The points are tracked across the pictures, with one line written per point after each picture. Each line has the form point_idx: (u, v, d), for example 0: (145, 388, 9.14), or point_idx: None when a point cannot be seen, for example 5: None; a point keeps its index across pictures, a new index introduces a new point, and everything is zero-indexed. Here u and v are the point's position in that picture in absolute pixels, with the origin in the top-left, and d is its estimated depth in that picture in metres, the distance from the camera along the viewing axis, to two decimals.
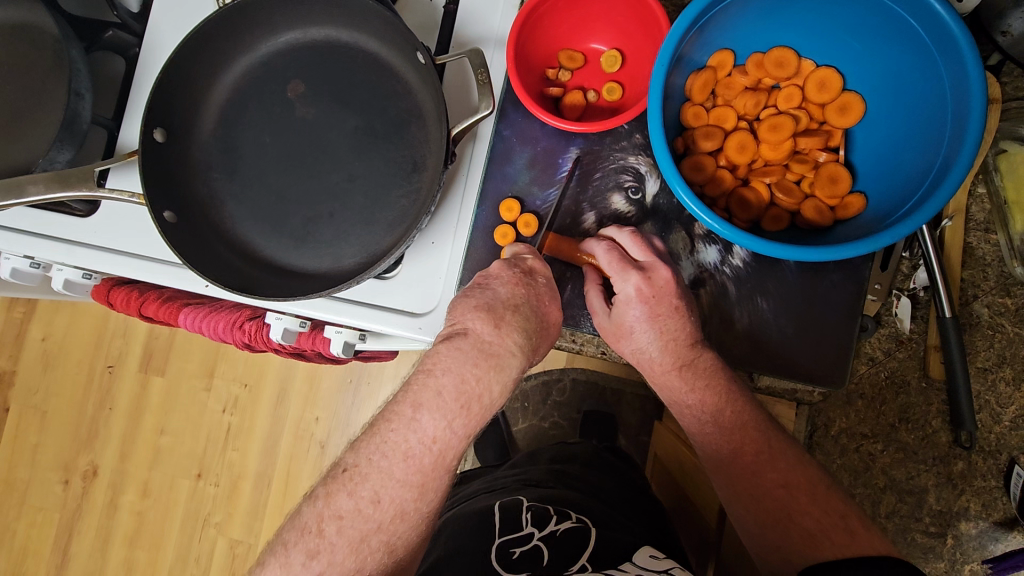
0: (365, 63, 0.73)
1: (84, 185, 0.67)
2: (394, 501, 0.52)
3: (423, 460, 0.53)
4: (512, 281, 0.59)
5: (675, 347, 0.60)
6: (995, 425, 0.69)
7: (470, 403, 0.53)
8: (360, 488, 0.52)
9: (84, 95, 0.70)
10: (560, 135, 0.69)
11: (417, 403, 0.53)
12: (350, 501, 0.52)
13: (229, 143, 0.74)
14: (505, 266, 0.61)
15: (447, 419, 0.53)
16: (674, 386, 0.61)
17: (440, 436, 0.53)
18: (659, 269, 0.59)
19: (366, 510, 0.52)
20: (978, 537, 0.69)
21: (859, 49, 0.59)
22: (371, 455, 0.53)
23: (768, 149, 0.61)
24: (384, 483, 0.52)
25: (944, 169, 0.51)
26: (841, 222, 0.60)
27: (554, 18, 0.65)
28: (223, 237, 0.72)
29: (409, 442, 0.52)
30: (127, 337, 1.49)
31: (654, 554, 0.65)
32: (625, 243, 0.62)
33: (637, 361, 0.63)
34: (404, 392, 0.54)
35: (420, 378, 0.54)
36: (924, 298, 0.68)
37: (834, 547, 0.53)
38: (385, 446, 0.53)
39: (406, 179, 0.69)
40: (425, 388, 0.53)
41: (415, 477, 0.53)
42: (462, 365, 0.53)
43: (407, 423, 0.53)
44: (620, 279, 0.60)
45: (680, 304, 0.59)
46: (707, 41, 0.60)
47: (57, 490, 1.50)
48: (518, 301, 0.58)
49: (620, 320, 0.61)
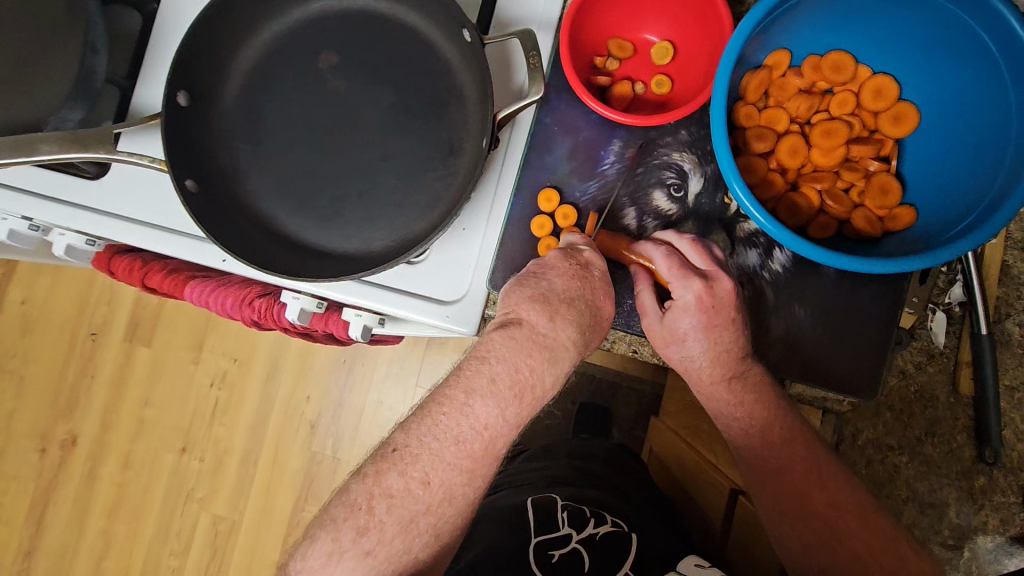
0: (403, 37, 0.69)
1: (100, 146, 0.63)
2: (445, 483, 0.53)
3: (474, 446, 0.53)
4: (569, 273, 0.58)
5: (726, 359, 0.60)
6: (1021, 441, 0.65)
7: (523, 393, 0.54)
8: (412, 468, 0.52)
9: (101, 51, 0.67)
10: (603, 126, 0.68)
11: (470, 388, 0.53)
12: (401, 480, 0.52)
13: (254, 111, 0.70)
14: (562, 256, 0.59)
15: (499, 407, 0.53)
16: (721, 397, 0.61)
17: (492, 423, 0.53)
18: (721, 279, 0.58)
19: (416, 491, 0.52)
20: (1001, 561, 0.63)
21: (920, 58, 0.58)
22: (422, 436, 0.53)
23: (820, 155, 0.60)
24: (434, 466, 0.52)
25: (1006, 188, 0.51)
26: (889, 233, 0.59)
27: (608, 3, 0.63)
28: (245, 210, 0.69)
29: (461, 427, 0.53)
30: (115, 304, 1.44)
31: (699, 563, 0.65)
32: (684, 249, 0.60)
33: (684, 370, 0.63)
34: (456, 376, 0.55)
35: (474, 363, 0.55)
36: (958, 314, 0.69)
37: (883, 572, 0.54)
38: (436, 428, 0.53)
39: (442, 162, 0.67)
40: (479, 375, 0.54)
41: (466, 461, 0.53)
42: (516, 356, 0.54)
43: (460, 408, 0.53)
44: (680, 284, 0.58)
45: (737, 315, 0.59)
46: (768, 40, 0.58)
47: (33, 458, 1.45)
48: (574, 294, 0.57)
49: (674, 326, 0.60)
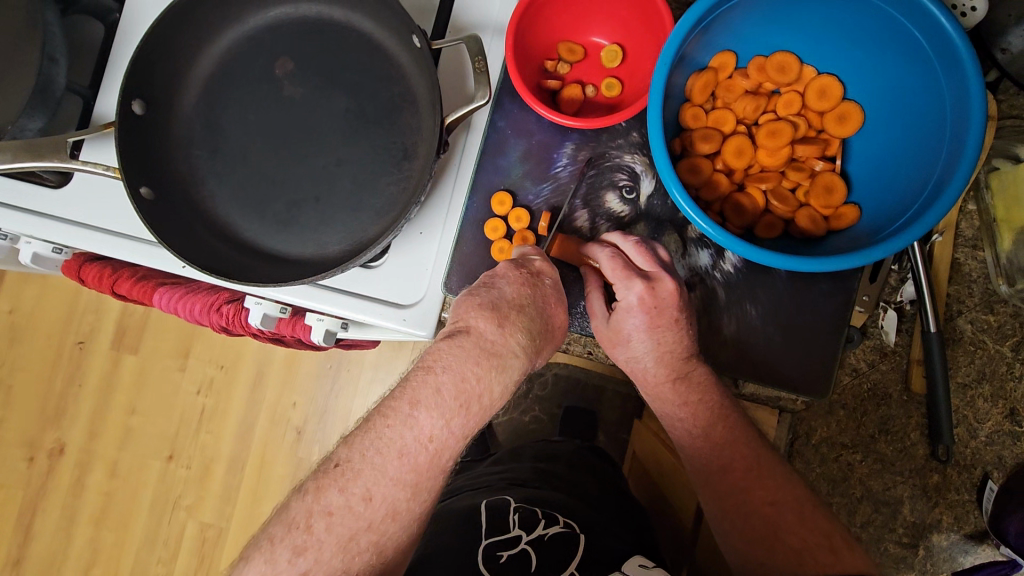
0: (358, 44, 0.70)
1: (56, 156, 0.64)
2: (388, 498, 0.52)
3: (419, 459, 0.53)
4: (519, 281, 0.59)
5: (670, 360, 0.61)
6: (972, 440, 0.71)
7: (469, 403, 0.53)
8: (353, 484, 0.52)
9: (59, 60, 0.68)
10: (557, 129, 0.68)
11: (416, 398, 0.53)
12: (340, 497, 0.52)
13: (212, 119, 0.71)
14: (513, 265, 0.60)
15: (445, 418, 0.53)
16: (666, 397, 0.62)
17: (437, 435, 0.53)
18: (664, 279, 0.58)
19: (357, 507, 0.52)
20: (949, 548, 0.71)
21: (861, 58, 0.59)
22: (365, 451, 0.53)
23: (765, 156, 0.61)
24: (376, 481, 0.52)
25: (939, 187, 0.51)
26: (834, 232, 0.60)
27: (555, 8, 0.64)
28: (203, 217, 0.70)
29: (405, 439, 0.52)
30: (99, 313, 1.45)
31: (643, 564, 0.65)
32: (630, 251, 0.60)
33: (631, 370, 0.63)
34: (402, 388, 0.54)
35: (421, 373, 0.54)
36: (910, 311, 0.68)
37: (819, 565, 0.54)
38: (381, 441, 0.53)
39: (397, 167, 0.67)
40: (425, 385, 0.53)
41: (409, 477, 0.53)
42: (463, 364, 0.53)
43: (404, 419, 0.53)
44: (623, 286, 0.58)
45: (680, 317, 0.59)
46: (710, 41, 0.59)
47: (21, 467, 1.45)
48: (524, 302, 0.57)
49: (618, 327, 0.61)
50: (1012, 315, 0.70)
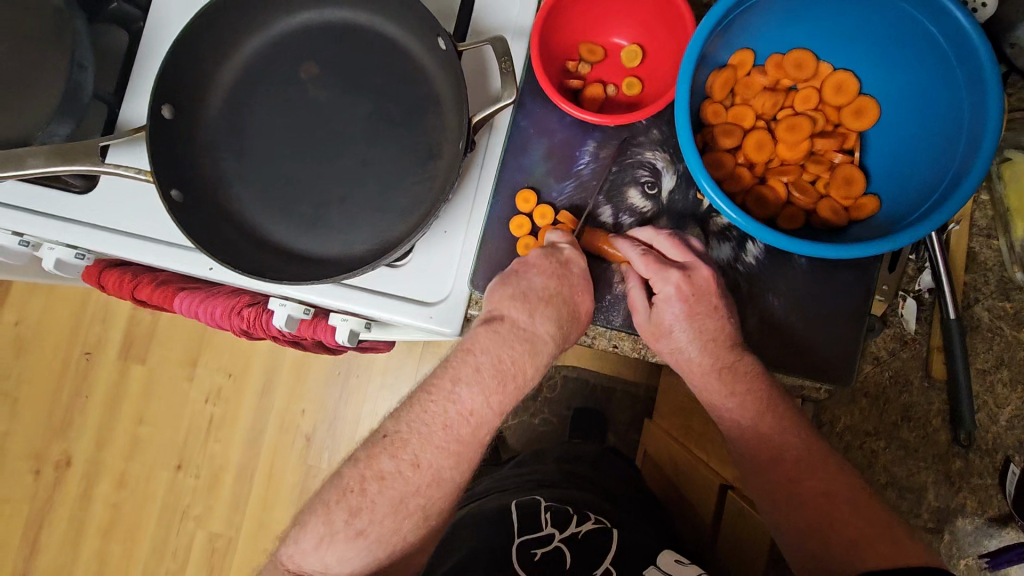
0: (381, 47, 0.72)
1: (88, 159, 0.65)
2: (434, 466, 0.56)
3: (461, 431, 0.57)
4: (548, 270, 0.60)
5: (714, 347, 0.62)
6: (992, 425, 0.65)
7: (506, 381, 0.58)
8: (403, 451, 0.55)
9: (87, 68, 0.70)
10: (578, 127, 0.70)
11: (457, 377, 0.57)
12: (392, 463, 0.55)
13: (238, 123, 0.72)
14: (543, 254, 0.61)
15: (485, 395, 0.58)
16: (713, 387, 0.63)
17: (477, 410, 0.57)
18: (699, 269, 0.61)
19: (406, 473, 0.55)
20: (974, 535, 0.64)
21: (876, 54, 0.60)
22: (412, 423, 0.56)
23: (786, 149, 0.62)
24: (423, 449, 0.56)
25: (959, 176, 0.53)
26: (855, 222, 0.61)
27: (578, 9, 0.66)
28: (230, 218, 0.71)
29: (449, 413, 0.56)
30: (109, 321, 1.45)
31: (677, 558, 0.66)
32: (662, 245, 0.63)
33: (677, 363, 0.65)
34: (443, 368, 0.59)
35: (460, 355, 0.59)
36: (928, 299, 0.70)
37: (876, 552, 0.54)
38: (425, 415, 0.56)
39: (422, 166, 0.69)
40: (464, 365, 0.58)
41: (453, 446, 0.56)
42: (499, 347, 0.59)
43: (446, 395, 0.57)
44: (659, 278, 0.61)
45: (719, 303, 0.61)
46: (730, 40, 0.60)
47: (28, 480, 1.45)
48: (553, 292, 0.59)
49: (660, 318, 0.62)
50: None
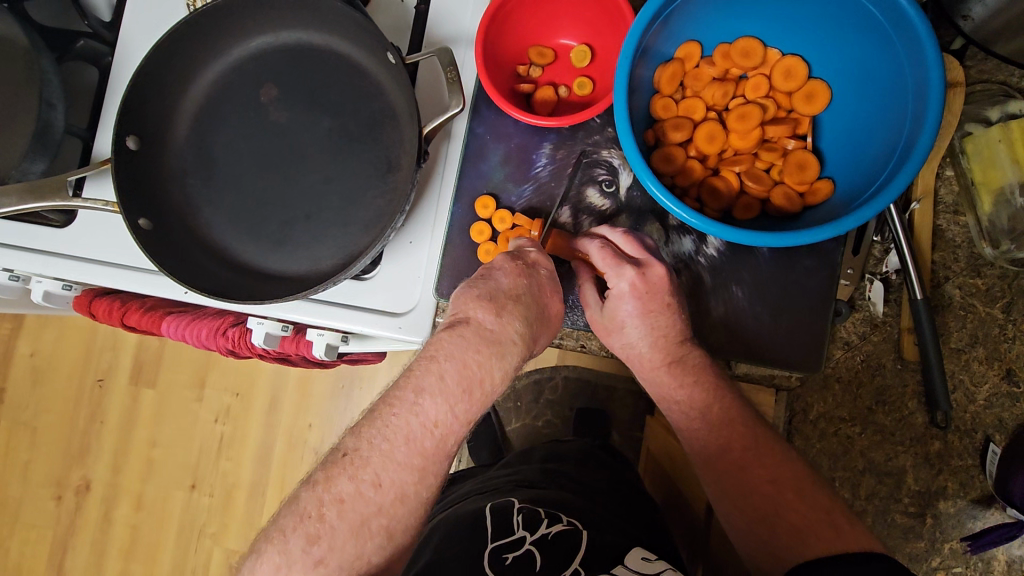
0: (337, 65, 0.73)
1: (57, 195, 0.67)
2: (396, 484, 0.53)
3: (425, 444, 0.53)
4: (514, 271, 0.60)
5: (664, 344, 0.62)
6: (970, 404, 0.71)
7: (472, 387, 0.54)
8: (362, 471, 0.53)
9: (56, 105, 0.72)
10: (533, 131, 0.70)
11: (419, 386, 0.53)
12: (351, 484, 0.52)
13: (204, 148, 0.74)
14: (509, 257, 0.61)
15: (449, 404, 0.54)
16: (662, 381, 0.63)
17: (442, 420, 0.53)
18: (654, 266, 0.59)
19: (367, 493, 0.52)
20: (957, 514, 0.70)
21: (823, 37, 0.60)
22: (373, 438, 0.53)
23: (737, 139, 0.62)
24: (384, 467, 0.53)
25: (906, 151, 0.52)
26: (811, 207, 0.61)
27: (522, 14, 0.66)
28: (200, 242, 0.72)
29: (411, 425, 0.53)
30: (116, 349, 1.48)
31: (646, 557, 0.66)
32: (618, 241, 0.62)
33: (627, 356, 0.65)
34: (405, 377, 0.55)
35: (423, 363, 0.55)
36: (896, 281, 0.69)
37: (820, 542, 0.55)
38: (387, 429, 0.53)
39: (382, 180, 0.69)
40: (428, 373, 0.54)
41: (417, 460, 0.53)
42: (464, 352, 0.54)
43: (409, 406, 0.53)
44: (614, 274, 0.59)
45: (672, 300, 0.60)
46: (672, 33, 0.60)
47: (50, 506, 1.49)
48: (521, 291, 0.58)
49: (612, 314, 0.62)
50: (1000, 277, 0.70)
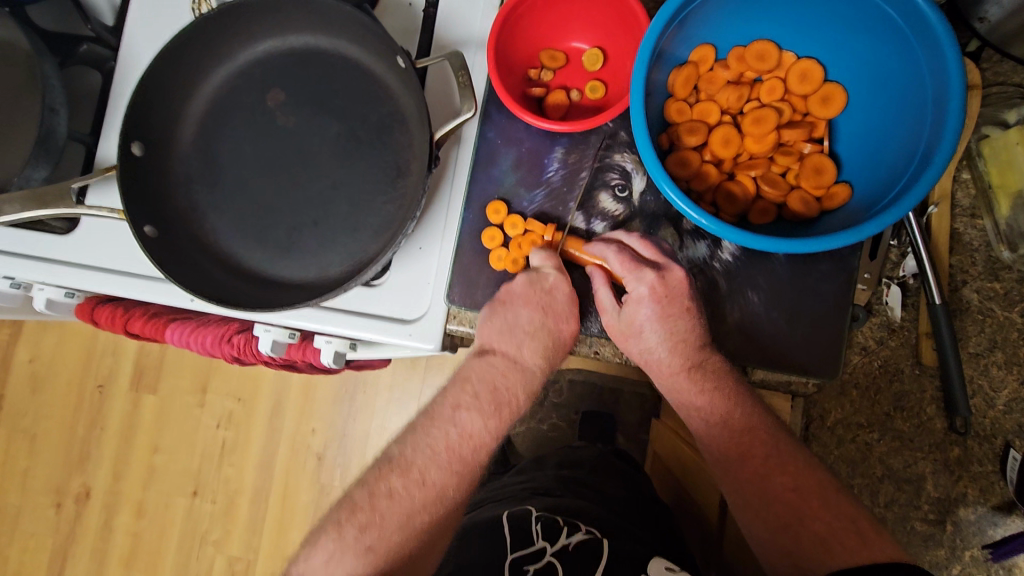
0: (345, 69, 0.72)
1: (61, 202, 0.66)
2: (438, 484, 0.61)
3: (461, 452, 0.63)
4: (534, 300, 0.62)
5: (683, 348, 0.62)
6: (990, 410, 0.69)
7: (501, 407, 0.64)
8: (408, 471, 0.62)
9: (59, 110, 0.70)
10: (545, 135, 0.69)
11: (455, 404, 0.64)
12: (399, 482, 0.61)
13: (210, 154, 0.73)
14: (527, 282, 0.63)
15: (483, 419, 0.64)
16: (682, 387, 0.63)
17: (476, 433, 0.63)
18: (672, 269, 0.60)
19: (411, 490, 0.61)
20: (977, 522, 0.69)
21: (839, 39, 0.59)
22: (417, 446, 0.63)
23: (752, 143, 0.62)
24: (427, 468, 0.62)
25: (927, 156, 0.52)
26: (827, 212, 0.60)
27: (534, 18, 0.65)
28: (207, 249, 0.71)
29: (450, 435, 0.63)
30: (117, 355, 1.47)
31: (669, 566, 0.65)
32: (635, 246, 0.62)
33: (645, 363, 0.64)
34: (444, 396, 0.65)
35: (457, 385, 0.65)
36: (913, 286, 0.68)
37: (844, 552, 0.54)
38: (428, 439, 0.63)
39: (391, 185, 0.69)
40: (462, 393, 0.64)
41: (454, 464, 0.62)
42: (493, 376, 0.64)
43: (447, 421, 0.64)
44: (634, 278, 0.60)
45: (691, 304, 0.61)
46: (687, 36, 0.60)
47: (50, 514, 1.47)
48: (537, 326, 0.63)
49: (630, 319, 0.62)
50: (1019, 280, 0.69)
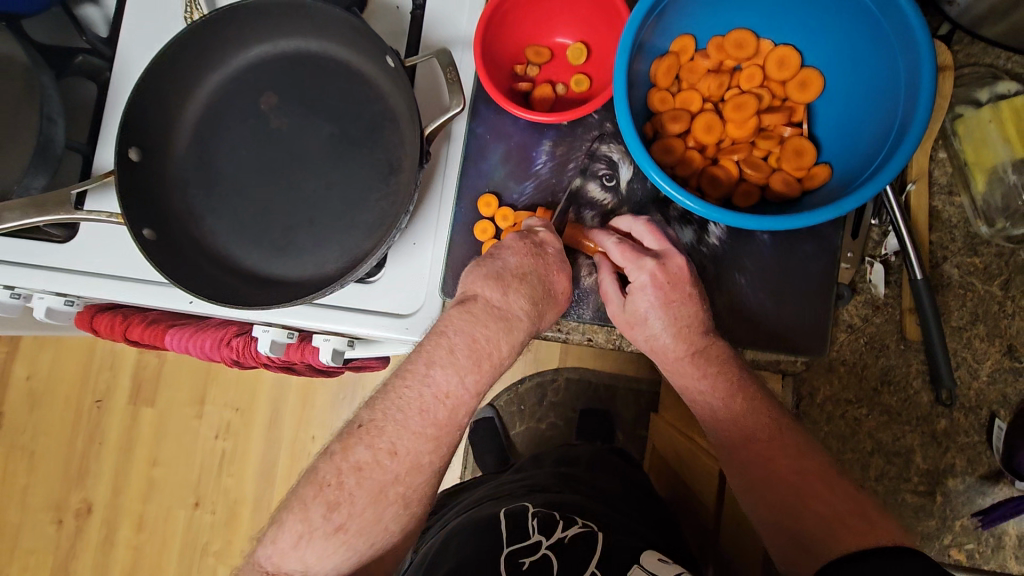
0: (336, 71, 0.73)
1: (61, 209, 0.67)
2: (412, 452, 0.56)
3: (438, 414, 0.57)
4: (523, 251, 0.61)
5: (688, 334, 0.63)
6: (974, 381, 0.71)
7: (481, 359, 0.58)
8: (379, 440, 0.55)
9: (57, 120, 0.71)
10: (533, 129, 0.71)
11: (431, 359, 0.57)
12: (368, 452, 0.55)
13: (205, 158, 0.74)
14: (518, 236, 0.62)
15: (460, 376, 0.57)
16: (687, 372, 0.64)
17: (453, 391, 0.57)
18: (673, 256, 0.62)
19: (384, 461, 0.55)
20: (966, 491, 0.72)
21: (814, 26, 0.61)
22: (387, 409, 0.56)
23: (734, 128, 0.63)
24: (400, 436, 0.56)
25: (902, 132, 0.54)
26: (809, 192, 0.62)
27: (518, 15, 0.67)
28: (204, 251, 0.72)
29: (424, 395, 0.56)
30: (116, 367, 1.47)
31: (661, 557, 0.66)
32: (640, 232, 0.64)
33: (651, 350, 0.65)
34: (417, 352, 0.58)
35: (433, 339, 0.58)
36: (896, 263, 0.69)
37: (852, 537, 0.55)
38: (401, 400, 0.56)
39: (384, 182, 0.70)
40: (438, 347, 0.57)
41: (430, 430, 0.56)
42: (472, 327, 0.58)
43: (422, 378, 0.57)
44: (634, 267, 0.62)
45: (693, 290, 0.62)
46: (666, 27, 0.61)
47: (50, 530, 1.47)
48: (526, 270, 0.60)
49: (635, 308, 0.63)
50: (996, 254, 0.71)
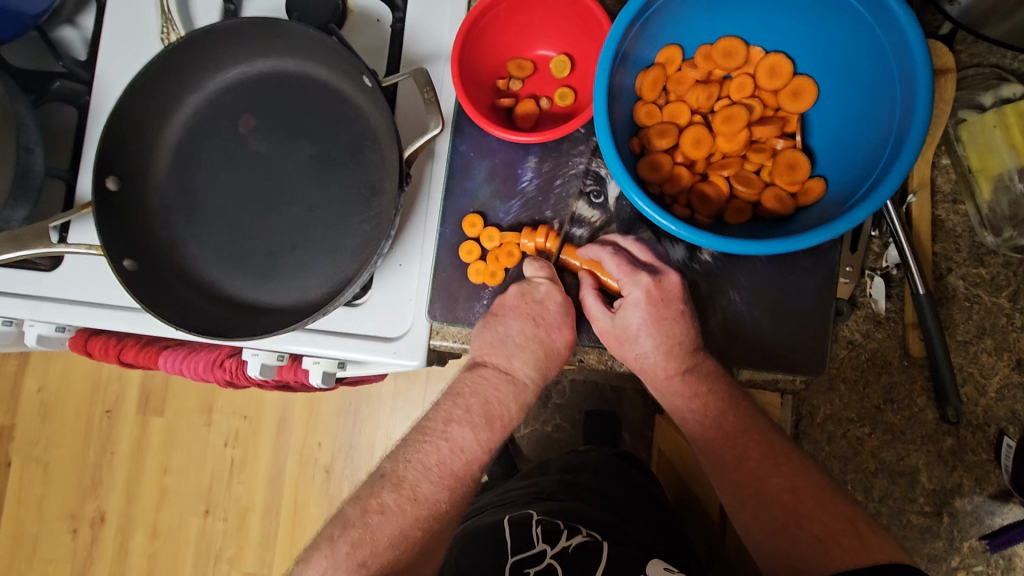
0: (315, 90, 0.72)
1: (40, 242, 0.66)
2: (429, 499, 0.60)
3: (453, 464, 0.62)
4: (524, 313, 0.63)
5: (678, 352, 0.61)
6: (983, 397, 0.70)
7: (492, 419, 0.64)
8: (402, 485, 0.61)
9: (35, 149, 0.70)
10: (517, 145, 0.69)
11: (447, 418, 0.63)
12: (392, 498, 0.60)
13: (187, 183, 0.73)
14: (519, 293, 0.64)
15: (474, 433, 0.63)
16: (677, 390, 0.62)
17: (467, 447, 0.62)
18: (667, 274, 0.61)
19: (404, 507, 0.60)
20: (975, 511, 0.71)
21: (805, 32, 0.59)
22: (409, 460, 0.63)
23: (724, 142, 0.61)
24: (418, 482, 0.61)
25: (899, 143, 0.51)
26: (803, 208, 0.60)
27: (497, 29, 0.65)
28: (189, 279, 0.71)
29: (441, 451, 0.62)
30: (123, 379, 1.48)
31: (668, 567, 0.64)
32: (631, 249, 0.63)
33: (640, 368, 0.63)
34: (435, 411, 0.65)
35: (449, 400, 0.65)
36: (897, 276, 0.67)
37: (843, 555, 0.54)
38: (420, 455, 0.62)
39: (366, 205, 0.68)
40: (454, 408, 0.64)
41: (446, 479, 0.61)
42: (486, 388, 0.64)
43: (440, 434, 0.63)
44: (629, 281, 0.60)
45: (685, 308, 0.61)
46: (651, 38, 0.59)
47: (67, 540, 1.49)
48: (528, 335, 0.63)
49: (624, 324, 0.61)
50: (1004, 265, 0.69)
